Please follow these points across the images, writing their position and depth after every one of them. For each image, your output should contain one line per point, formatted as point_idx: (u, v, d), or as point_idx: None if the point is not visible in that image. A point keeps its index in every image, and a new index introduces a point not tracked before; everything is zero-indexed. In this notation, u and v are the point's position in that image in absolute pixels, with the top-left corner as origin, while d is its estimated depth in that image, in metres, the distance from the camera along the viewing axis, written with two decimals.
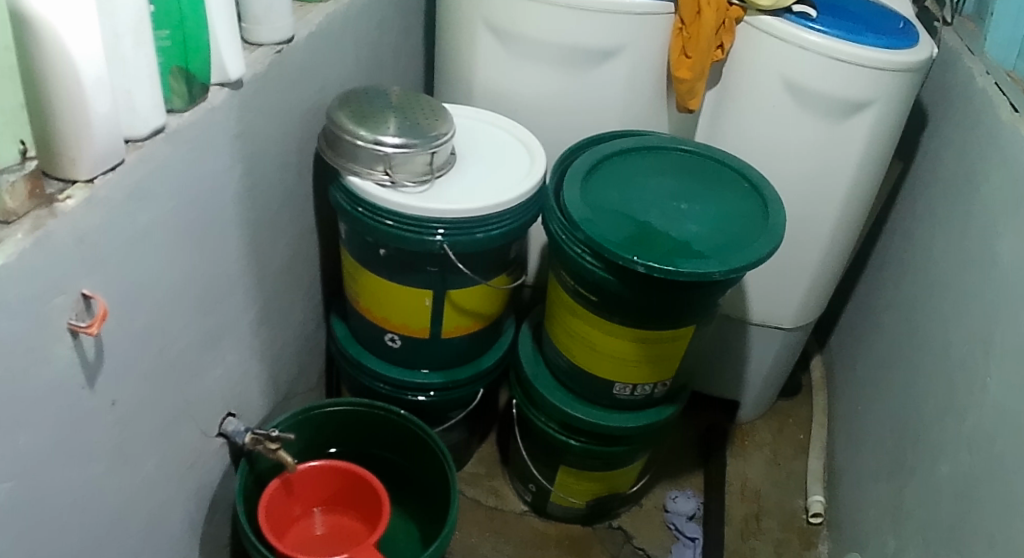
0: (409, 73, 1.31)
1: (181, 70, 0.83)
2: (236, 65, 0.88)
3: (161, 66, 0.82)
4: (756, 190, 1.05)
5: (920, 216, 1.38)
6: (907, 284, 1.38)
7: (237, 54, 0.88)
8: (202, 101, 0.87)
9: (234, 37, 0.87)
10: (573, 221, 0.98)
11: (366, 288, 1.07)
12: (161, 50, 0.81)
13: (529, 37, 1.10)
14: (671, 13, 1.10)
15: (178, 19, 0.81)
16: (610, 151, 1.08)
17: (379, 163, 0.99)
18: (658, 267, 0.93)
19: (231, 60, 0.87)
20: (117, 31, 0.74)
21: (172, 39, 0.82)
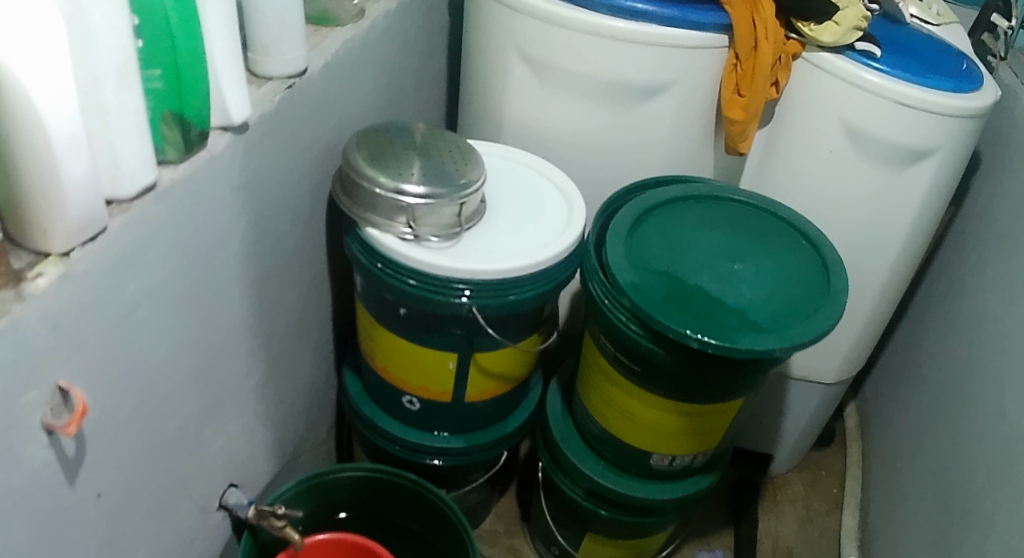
0: (431, 102, 1.20)
1: (174, 115, 0.71)
2: (240, 108, 0.77)
3: (150, 111, 0.70)
4: (817, 249, 0.95)
5: (968, 263, 1.29)
6: (954, 337, 1.28)
7: (243, 97, 0.77)
8: (202, 150, 0.75)
9: (236, 75, 0.76)
10: (618, 286, 0.88)
11: (383, 347, 0.96)
12: (151, 93, 0.69)
13: (568, 71, 1.00)
14: (724, 47, 0.99)
15: (171, 58, 0.68)
16: (654, 201, 0.97)
17: (401, 215, 0.88)
18: (716, 343, 0.83)
19: (237, 104, 0.77)
20: (97, 73, 0.62)
21: (165, 80, 0.69)
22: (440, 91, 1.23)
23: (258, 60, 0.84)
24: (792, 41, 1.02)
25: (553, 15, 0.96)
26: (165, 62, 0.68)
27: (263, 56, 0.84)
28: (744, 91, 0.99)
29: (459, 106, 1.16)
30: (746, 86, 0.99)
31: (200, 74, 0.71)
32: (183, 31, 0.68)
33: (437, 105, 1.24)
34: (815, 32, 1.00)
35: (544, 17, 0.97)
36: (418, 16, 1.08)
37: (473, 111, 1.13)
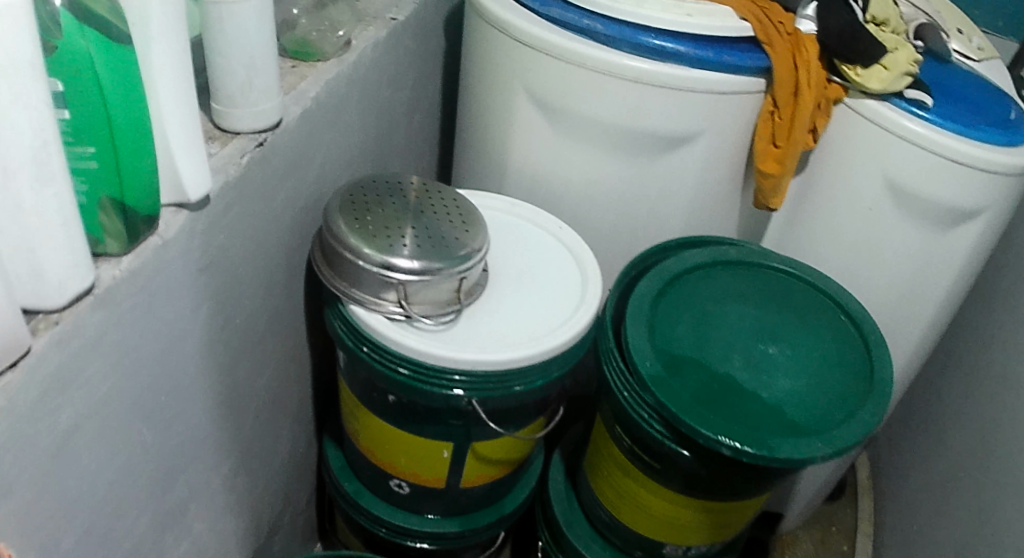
0: (423, 136, 1.09)
1: (115, 200, 0.58)
2: (195, 183, 0.64)
3: (83, 196, 0.57)
4: (858, 328, 0.84)
5: (992, 315, 1.18)
6: (965, 391, 1.19)
7: (203, 168, 0.65)
8: (153, 235, 0.63)
9: (196, 145, 0.63)
10: (639, 377, 0.77)
11: (370, 429, 0.85)
12: (83, 174, 0.56)
13: (583, 115, 0.89)
14: (761, 91, 0.89)
15: (104, 129, 0.55)
16: (678, 270, 0.86)
17: (391, 291, 0.77)
18: (753, 452, 0.72)
19: (198, 177, 0.64)
20: (8, 163, 0.49)
21: (101, 159, 0.56)
22: (434, 122, 1.12)
23: (226, 113, 0.72)
24: (834, 84, 0.91)
25: (568, 52, 0.86)
26: (98, 136, 0.55)
27: (232, 107, 0.72)
28: (781, 140, 0.89)
29: (458, 144, 1.04)
30: (785, 133, 0.89)
31: (145, 145, 0.58)
32: (118, 96, 0.55)
33: (431, 137, 1.12)
34: (861, 77, 0.88)
35: (562, 56, 0.86)
36: (409, 44, 0.96)
37: (473, 151, 1.02)
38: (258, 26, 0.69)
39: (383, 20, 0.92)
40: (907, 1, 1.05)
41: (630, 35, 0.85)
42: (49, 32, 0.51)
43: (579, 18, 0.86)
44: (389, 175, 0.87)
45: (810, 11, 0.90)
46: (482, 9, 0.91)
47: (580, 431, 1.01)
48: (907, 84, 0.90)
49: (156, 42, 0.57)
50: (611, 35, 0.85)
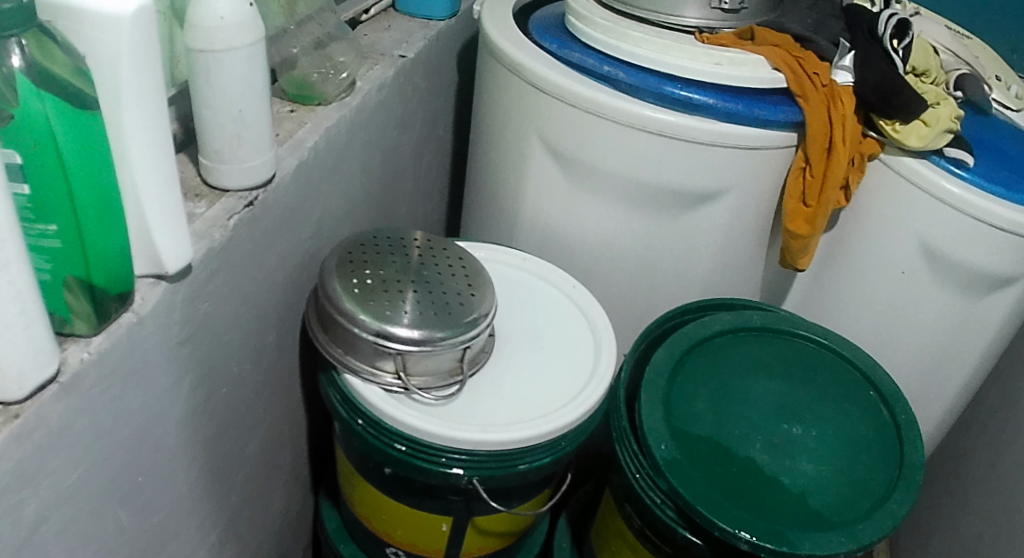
0: (430, 182, 1.04)
1: (80, 278, 0.54)
2: (173, 253, 0.59)
3: (46, 275, 0.53)
4: (887, 406, 0.78)
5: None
6: (986, 456, 1.11)
7: (183, 236, 0.60)
8: (127, 311, 0.58)
9: (175, 212, 0.58)
10: (652, 460, 0.71)
11: (366, 497, 0.80)
12: (46, 253, 0.52)
13: (603, 168, 0.83)
14: (794, 144, 0.82)
15: (67, 206, 0.51)
16: (697, 337, 0.80)
17: (390, 363, 0.73)
18: (771, 548, 0.66)
19: (178, 247, 0.60)
20: None
21: (64, 237, 0.52)
22: (444, 166, 1.07)
23: (214, 168, 0.69)
24: (869, 139, 0.85)
25: (586, 101, 0.80)
26: (60, 212, 0.51)
27: (219, 163, 0.69)
28: (811, 199, 0.84)
29: (467, 189, 0.99)
30: (815, 193, 0.83)
31: (116, 220, 0.54)
32: (81, 168, 0.51)
33: (441, 182, 1.08)
34: (900, 134, 0.82)
35: (580, 105, 0.81)
36: (415, 85, 0.91)
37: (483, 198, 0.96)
38: (248, 79, 0.66)
39: (391, 57, 0.87)
40: (947, 50, 0.98)
41: (653, 84, 0.79)
42: (5, 101, 0.47)
43: (599, 64, 0.81)
44: (393, 231, 0.83)
45: (848, 62, 0.84)
46: (496, 49, 0.86)
47: (589, 496, 0.95)
48: (948, 141, 0.83)
49: (127, 104, 0.52)
50: (634, 85, 0.79)
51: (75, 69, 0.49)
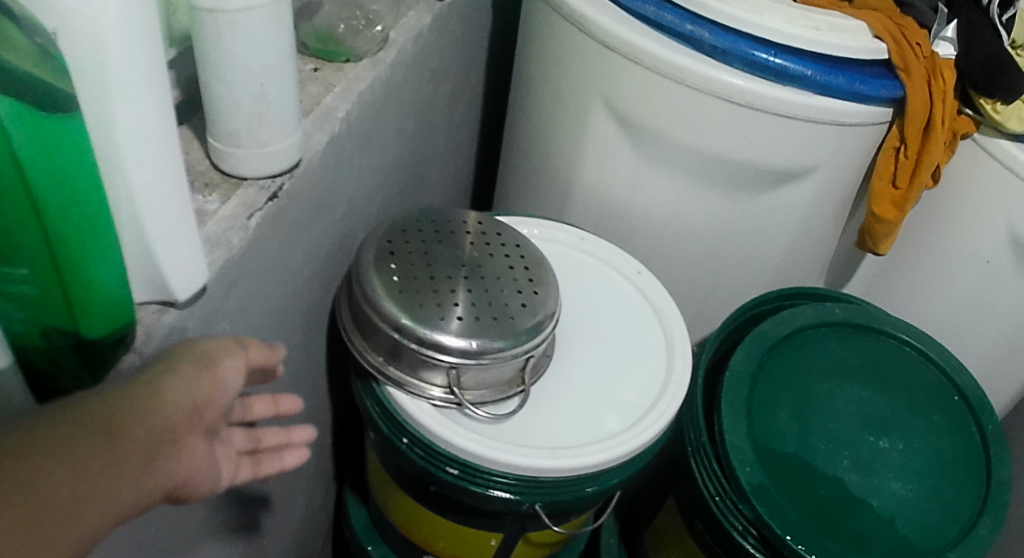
0: (462, 136, 0.93)
1: (65, 328, 0.44)
2: (186, 279, 0.50)
3: (20, 324, 0.43)
4: (974, 415, 0.71)
5: None
6: None
7: (197, 253, 0.50)
8: (128, 351, 0.48)
9: (182, 221, 0.47)
10: (735, 484, 0.64)
11: (405, 508, 0.73)
12: (19, 300, 0.42)
13: (673, 139, 0.74)
14: (886, 123, 0.75)
15: (42, 247, 0.40)
16: (778, 336, 0.72)
17: (440, 376, 0.64)
18: None
19: (194, 264, 0.50)
20: None
21: (40, 283, 0.41)
22: (477, 122, 0.96)
23: (230, 154, 0.58)
24: (963, 116, 0.75)
25: (665, 64, 0.70)
26: (32, 256, 0.40)
27: (237, 149, 0.57)
28: (902, 180, 0.76)
29: (517, 150, 0.90)
30: (906, 174, 0.75)
31: (107, 247, 0.42)
32: (59, 204, 0.39)
33: (473, 140, 0.97)
34: (1001, 115, 0.73)
35: (655, 67, 0.70)
36: (452, 31, 0.79)
37: (535, 162, 0.87)
38: (275, 43, 0.54)
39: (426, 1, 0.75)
40: None
41: (744, 48, 0.68)
42: None
43: (679, 21, 0.70)
44: (439, 216, 0.73)
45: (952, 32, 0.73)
46: None
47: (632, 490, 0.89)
48: None
49: (116, 97, 0.40)
50: (720, 47, 0.69)
51: (39, 54, 0.36)
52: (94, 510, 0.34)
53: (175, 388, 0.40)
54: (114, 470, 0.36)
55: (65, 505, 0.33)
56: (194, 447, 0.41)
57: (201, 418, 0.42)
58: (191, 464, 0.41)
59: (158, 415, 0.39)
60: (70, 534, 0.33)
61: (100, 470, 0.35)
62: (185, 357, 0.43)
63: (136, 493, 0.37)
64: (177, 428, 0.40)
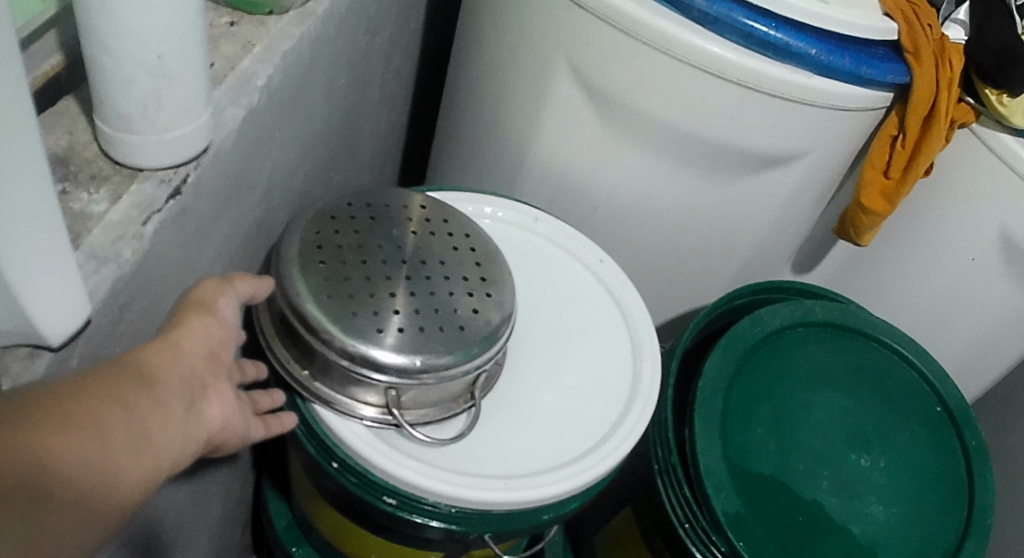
0: (400, 89, 0.81)
1: None
2: (59, 313, 0.42)
3: None
4: (957, 428, 0.70)
5: None
6: None
7: (73, 278, 0.41)
8: None
9: (50, 235, 0.39)
10: (709, 513, 0.60)
11: (333, 519, 0.65)
12: None
13: (651, 115, 0.64)
14: (886, 106, 0.68)
15: None
16: (754, 339, 0.66)
17: (375, 393, 0.55)
18: None
19: (69, 290, 0.42)
20: None
21: None
22: (414, 71, 0.84)
23: (120, 141, 0.47)
24: (964, 104, 0.69)
25: (647, 31, 0.59)
26: None
27: (132, 136, 0.47)
28: (894, 171, 0.70)
29: (450, 108, 0.78)
30: (900, 165, 0.69)
31: None
32: None
33: (410, 92, 0.85)
34: (1007, 108, 0.67)
35: (637, 33, 0.60)
36: None
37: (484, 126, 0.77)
38: (178, 6, 0.43)
39: None
40: None
41: (740, 18, 0.59)
42: None
43: None
44: (377, 197, 0.61)
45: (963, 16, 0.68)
46: None
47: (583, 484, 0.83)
48: None
49: None
50: (712, 14, 0.59)
51: None
52: (151, 450, 0.37)
53: (189, 339, 0.44)
54: (194, 399, 0.42)
55: (122, 441, 0.35)
56: (226, 390, 0.45)
57: (220, 365, 0.45)
58: (220, 407, 0.44)
59: (185, 354, 0.43)
60: (168, 422, 0.38)
61: (182, 405, 0.40)
62: (189, 307, 0.46)
63: (183, 436, 0.39)
64: (201, 374, 0.43)
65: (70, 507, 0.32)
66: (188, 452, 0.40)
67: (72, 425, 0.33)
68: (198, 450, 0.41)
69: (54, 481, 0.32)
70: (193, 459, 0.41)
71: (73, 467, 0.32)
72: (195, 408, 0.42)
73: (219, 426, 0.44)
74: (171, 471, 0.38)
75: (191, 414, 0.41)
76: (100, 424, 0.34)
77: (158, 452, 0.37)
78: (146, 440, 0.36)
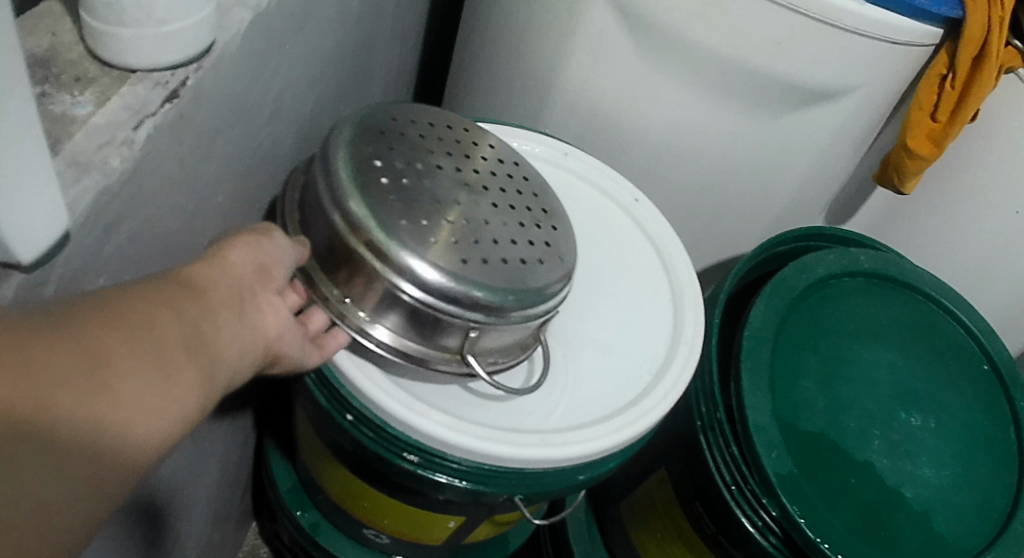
0: (412, 23, 0.75)
1: None
2: (26, 233, 0.34)
3: None
4: (1005, 389, 0.66)
5: None
6: None
7: (42, 190, 0.34)
8: None
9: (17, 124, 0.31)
10: (760, 474, 0.54)
11: (342, 481, 0.59)
12: None
13: (692, 43, 0.58)
14: (935, 44, 0.62)
15: None
16: (800, 287, 0.61)
17: (450, 337, 0.46)
18: None
19: (40, 204, 0.34)
20: None
21: None
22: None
23: (108, 35, 0.40)
24: (1012, 47, 0.65)
25: None
26: None
27: (122, 29, 0.40)
28: (942, 113, 0.64)
29: (470, 44, 0.72)
30: (949, 107, 0.64)
31: None
32: None
33: (420, 30, 0.78)
34: None
35: None
36: None
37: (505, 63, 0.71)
38: None
39: None
40: None
41: None
42: None
43: None
44: (408, 112, 0.53)
45: None
46: None
47: None
48: None
49: None
50: None
51: None
52: (205, 357, 0.34)
53: (239, 255, 0.40)
54: (248, 307, 0.39)
55: (174, 348, 0.33)
56: (277, 299, 0.41)
57: (274, 279, 0.42)
58: (278, 318, 0.41)
59: (232, 265, 0.40)
60: (216, 331, 0.36)
61: (236, 314, 0.38)
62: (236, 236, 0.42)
63: (236, 345, 0.37)
64: (253, 285, 0.40)
65: (121, 442, 0.30)
66: (248, 361, 0.38)
67: (105, 343, 0.30)
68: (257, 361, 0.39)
69: (103, 417, 0.29)
70: (252, 370, 0.39)
71: (122, 398, 0.30)
72: (251, 316, 0.39)
73: (279, 336, 0.41)
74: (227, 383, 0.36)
75: (246, 324, 0.38)
76: (147, 348, 0.32)
77: (213, 366, 0.35)
78: (199, 347, 0.34)
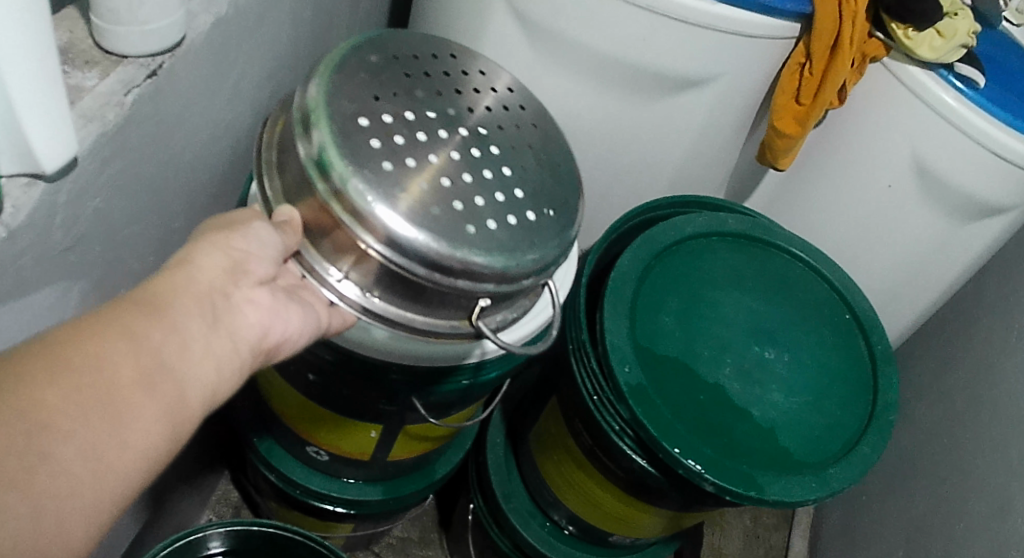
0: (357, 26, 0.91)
1: None
2: (55, 157, 0.49)
3: None
4: (865, 334, 0.76)
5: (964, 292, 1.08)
6: (931, 368, 1.08)
7: (60, 135, 0.48)
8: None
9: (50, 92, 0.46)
10: (614, 383, 0.66)
11: (285, 399, 0.74)
12: None
13: (575, 41, 0.71)
14: (795, 37, 0.74)
15: None
16: (666, 242, 0.74)
17: (455, 301, 0.52)
18: (738, 493, 0.63)
19: (59, 143, 0.48)
20: None
21: None
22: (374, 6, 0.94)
23: (110, 33, 0.55)
24: (874, 40, 0.76)
25: None
26: None
27: (116, 27, 0.55)
28: (805, 98, 0.76)
29: None
30: (810, 92, 0.76)
31: None
32: None
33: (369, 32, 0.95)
34: (912, 41, 0.73)
35: None
36: None
37: None
38: None
39: None
40: None
41: None
42: None
43: None
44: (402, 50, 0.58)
45: None
46: None
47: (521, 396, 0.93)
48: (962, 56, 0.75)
49: None
50: None
51: None
52: (162, 379, 0.40)
53: (205, 255, 0.45)
54: (223, 313, 0.44)
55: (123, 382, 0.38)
56: (257, 293, 0.47)
57: (247, 270, 0.47)
58: (257, 310, 0.46)
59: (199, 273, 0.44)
60: (176, 349, 0.41)
61: (204, 323, 0.43)
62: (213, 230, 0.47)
63: (206, 357, 0.42)
64: (223, 286, 0.45)
65: (83, 472, 0.36)
66: (224, 368, 0.43)
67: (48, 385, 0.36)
68: (244, 360, 0.45)
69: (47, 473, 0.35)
70: (238, 371, 0.44)
71: (62, 443, 0.35)
72: (224, 322, 0.44)
73: (262, 329, 0.46)
74: (206, 395, 0.42)
75: (221, 330, 0.44)
76: (91, 392, 0.37)
77: (175, 388, 0.40)
78: (155, 373, 0.39)
